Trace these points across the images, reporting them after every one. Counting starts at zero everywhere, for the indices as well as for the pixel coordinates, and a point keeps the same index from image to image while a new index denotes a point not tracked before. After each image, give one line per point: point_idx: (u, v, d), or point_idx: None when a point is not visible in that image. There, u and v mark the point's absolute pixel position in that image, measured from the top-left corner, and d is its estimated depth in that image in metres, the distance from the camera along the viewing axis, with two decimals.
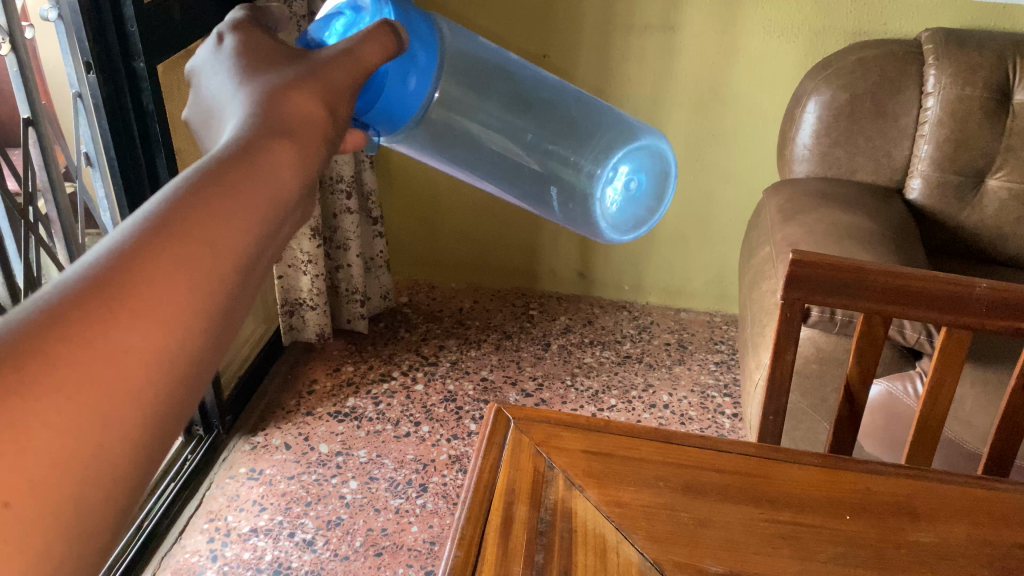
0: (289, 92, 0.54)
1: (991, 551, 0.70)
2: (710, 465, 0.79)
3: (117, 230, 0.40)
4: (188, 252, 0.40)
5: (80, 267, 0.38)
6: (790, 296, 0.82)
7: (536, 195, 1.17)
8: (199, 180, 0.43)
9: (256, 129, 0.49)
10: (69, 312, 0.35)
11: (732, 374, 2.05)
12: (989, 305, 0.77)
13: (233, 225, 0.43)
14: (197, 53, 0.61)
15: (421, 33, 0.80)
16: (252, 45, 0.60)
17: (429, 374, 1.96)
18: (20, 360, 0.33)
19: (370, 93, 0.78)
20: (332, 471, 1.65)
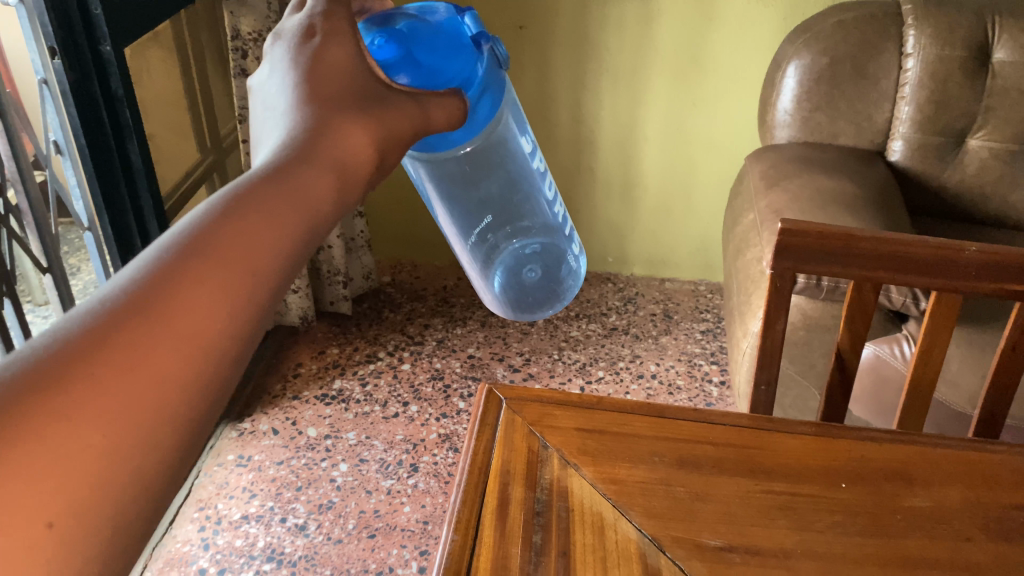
0: (345, 121, 0.59)
1: (985, 512, 0.71)
2: (704, 438, 0.78)
3: (157, 249, 0.45)
4: (218, 268, 0.45)
5: (124, 281, 0.43)
6: (781, 267, 0.81)
7: (468, 210, 1.23)
8: (227, 206, 0.49)
9: (287, 150, 0.54)
10: (117, 325, 0.40)
11: (719, 342, 2.05)
12: (978, 268, 0.77)
13: (258, 241, 0.48)
14: (291, 31, 0.64)
15: (474, 119, 0.85)
16: (330, 54, 0.62)
17: (415, 354, 1.95)
18: (64, 369, 0.37)
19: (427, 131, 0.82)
20: (321, 454, 1.64)
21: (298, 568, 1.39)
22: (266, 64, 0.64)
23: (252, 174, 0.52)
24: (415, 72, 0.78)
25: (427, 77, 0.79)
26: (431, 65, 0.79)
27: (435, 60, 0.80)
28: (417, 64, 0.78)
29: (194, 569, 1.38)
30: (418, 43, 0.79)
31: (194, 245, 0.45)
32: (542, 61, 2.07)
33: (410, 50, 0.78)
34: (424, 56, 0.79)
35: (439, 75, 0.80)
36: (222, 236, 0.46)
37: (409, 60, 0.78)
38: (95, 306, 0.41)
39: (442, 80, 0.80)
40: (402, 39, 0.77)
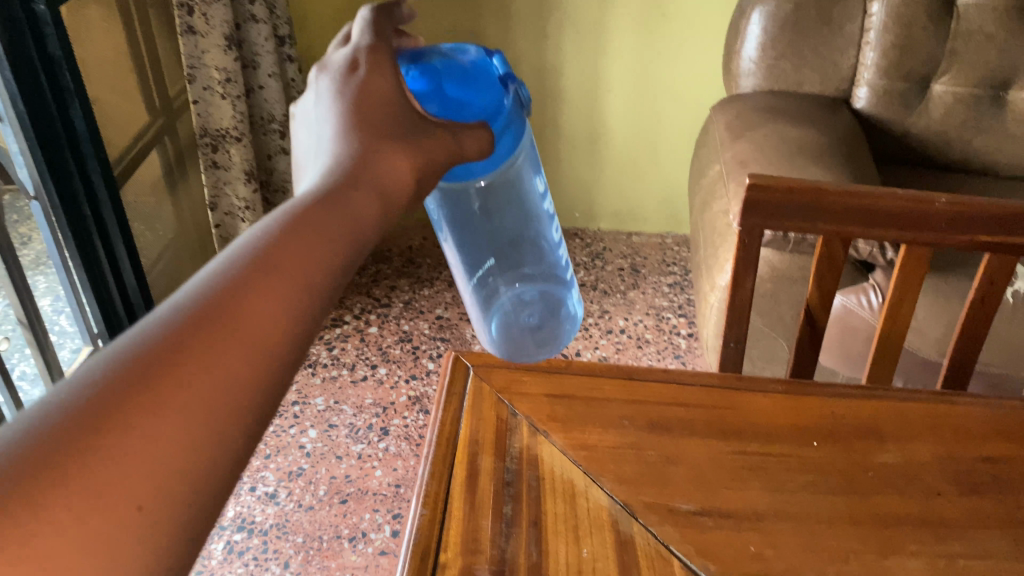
0: (385, 157, 0.56)
1: (954, 465, 0.71)
2: (674, 400, 0.77)
3: (210, 273, 0.44)
4: (267, 292, 0.44)
5: (180, 302, 0.42)
6: (748, 224, 0.79)
7: (474, 242, 1.01)
8: (280, 228, 0.48)
9: (334, 179, 0.52)
10: (175, 346, 0.39)
11: (687, 295, 2.05)
12: (948, 220, 0.76)
13: (310, 263, 0.47)
14: (330, 67, 0.60)
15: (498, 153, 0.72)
16: (373, 89, 0.59)
17: (382, 316, 1.92)
18: (126, 382, 0.36)
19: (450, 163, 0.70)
20: (289, 421, 1.62)
21: (269, 536, 1.38)
22: (311, 97, 0.62)
23: (299, 198, 0.51)
24: (442, 101, 0.69)
25: (455, 109, 0.70)
26: (461, 96, 0.70)
27: (467, 92, 0.70)
28: (444, 95, 0.69)
29: None
30: (452, 75, 0.69)
31: (245, 274, 0.44)
32: (502, 12, 2.01)
33: (441, 79, 0.69)
34: (458, 96, 0.70)
35: (468, 106, 0.70)
36: (272, 265, 0.45)
37: (436, 90, 0.69)
38: (147, 334, 0.39)
39: (472, 112, 0.70)
40: (438, 75, 0.69)
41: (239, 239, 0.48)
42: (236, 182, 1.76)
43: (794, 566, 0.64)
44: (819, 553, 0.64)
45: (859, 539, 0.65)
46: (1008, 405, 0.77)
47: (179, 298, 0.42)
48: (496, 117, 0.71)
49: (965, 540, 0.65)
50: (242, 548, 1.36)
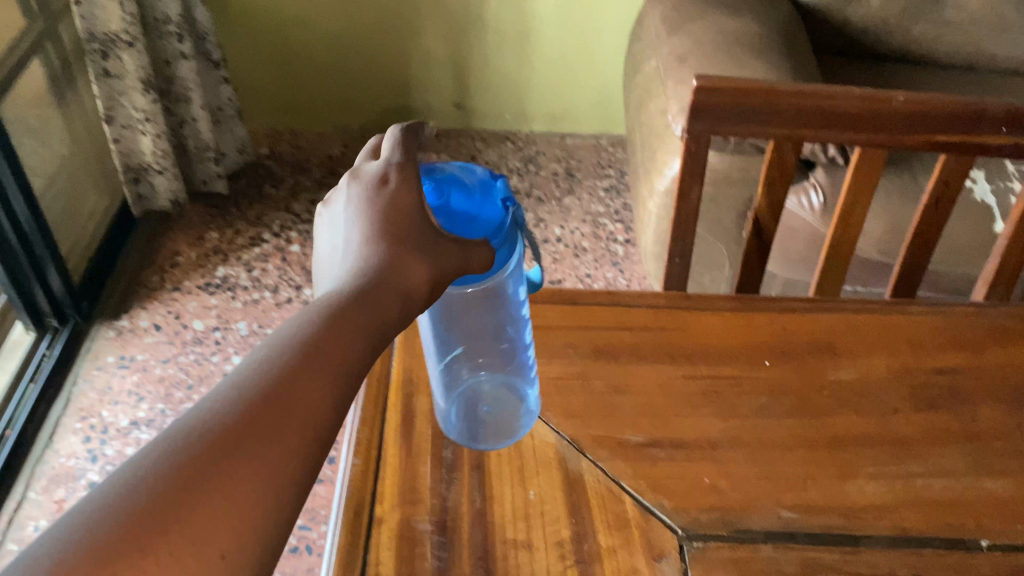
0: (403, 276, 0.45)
1: (910, 380, 0.69)
2: (620, 323, 0.73)
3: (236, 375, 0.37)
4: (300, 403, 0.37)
5: (203, 415, 0.35)
6: (695, 129, 0.73)
7: (440, 339, 0.64)
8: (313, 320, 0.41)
9: (358, 282, 0.43)
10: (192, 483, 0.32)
11: (623, 200, 2.00)
12: (905, 119, 0.71)
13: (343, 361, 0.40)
14: (355, 186, 0.48)
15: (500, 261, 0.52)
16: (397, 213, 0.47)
17: (304, 233, 1.83)
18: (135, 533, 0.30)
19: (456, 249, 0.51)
20: (211, 349, 1.53)
21: None
22: (335, 207, 0.50)
23: (331, 294, 0.43)
24: (449, 216, 0.51)
25: (463, 225, 0.51)
26: (473, 210, 0.51)
27: (481, 205, 0.51)
28: (453, 209, 0.51)
29: (84, 484, 1.29)
30: (465, 186, 0.51)
31: (274, 395, 0.37)
32: None
33: (451, 189, 0.50)
34: (462, 220, 0.51)
35: (479, 220, 0.51)
36: (302, 385, 0.38)
37: (444, 204, 0.50)
38: (151, 481, 0.32)
39: (481, 228, 0.51)
40: (450, 191, 0.50)
41: (265, 339, 0.40)
42: (132, 92, 1.56)
43: (752, 496, 0.61)
44: (776, 481, 0.62)
45: (817, 464, 0.63)
46: (961, 311, 0.75)
47: (200, 409, 0.36)
48: (502, 236, 0.52)
49: (923, 459, 0.63)
50: None
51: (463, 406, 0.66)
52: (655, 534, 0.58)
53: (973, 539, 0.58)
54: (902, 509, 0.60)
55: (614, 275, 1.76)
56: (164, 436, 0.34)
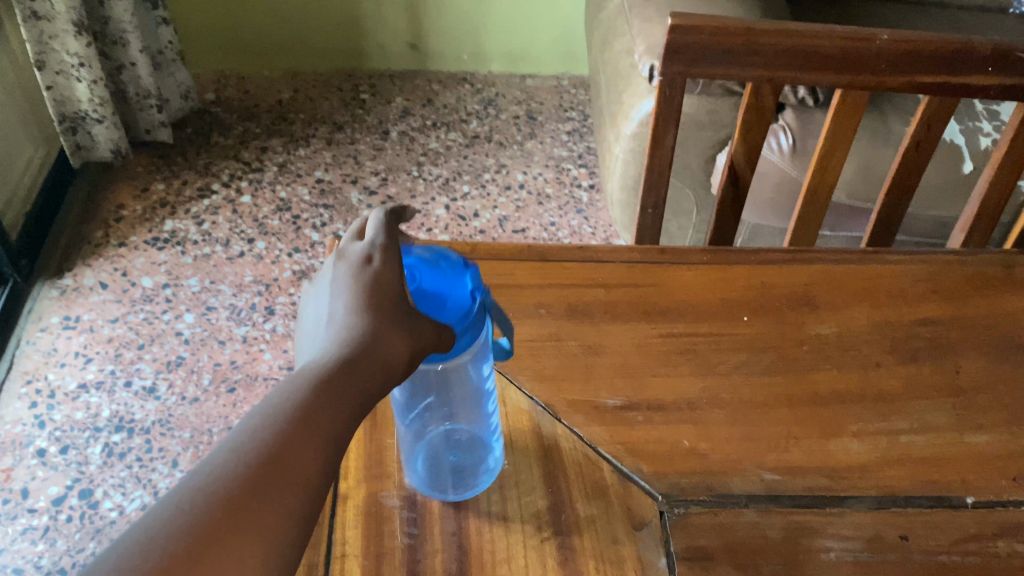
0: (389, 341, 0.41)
1: (892, 333, 0.67)
2: (593, 280, 0.69)
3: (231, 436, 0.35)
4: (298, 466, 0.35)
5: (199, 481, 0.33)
6: (670, 72, 0.69)
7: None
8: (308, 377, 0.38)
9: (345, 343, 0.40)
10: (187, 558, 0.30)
11: (586, 144, 1.95)
12: (889, 58, 0.67)
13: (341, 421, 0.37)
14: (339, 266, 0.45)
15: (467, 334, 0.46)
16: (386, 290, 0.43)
17: (255, 183, 1.76)
18: None
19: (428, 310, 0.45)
20: (161, 307, 1.47)
21: (152, 434, 1.27)
22: (316, 291, 0.46)
23: (321, 356, 0.40)
24: (418, 299, 0.46)
25: (431, 309, 0.46)
26: (442, 291, 0.45)
27: (448, 287, 0.45)
28: (423, 290, 0.46)
29: (32, 452, 1.23)
30: (435, 267, 0.45)
31: (268, 459, 0.34)
32: None
33: (421, 270, 0.46)
34: (433, 303, 0.45)
35: (446, 302, 0.45)
36: (299, 456, 0.35)
37: (413, 287, 0.46)
38: (141, 561, 0.29)
39: (447, 313, 0.45)
40: (421, 272, 0.46)
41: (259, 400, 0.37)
42: (64, 35, 1.46)
43: (734, 458, 0.58)
44: (757, 442, 0.59)
45: (799, 423, 0.61)
46: (942, 259, 0.73)
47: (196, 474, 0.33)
48: (469, 323, 0.45)
49: (907, 414, 0.61)
50: (122, 450, 1.24)
51: (438, 447, 0.57)
52: (635, 501, 0.56)
53: (958, 497, 0.57)
54: (886, 468, 0.58)
55: (578, 223, 1.72)
56: (153, 511, 0.31)
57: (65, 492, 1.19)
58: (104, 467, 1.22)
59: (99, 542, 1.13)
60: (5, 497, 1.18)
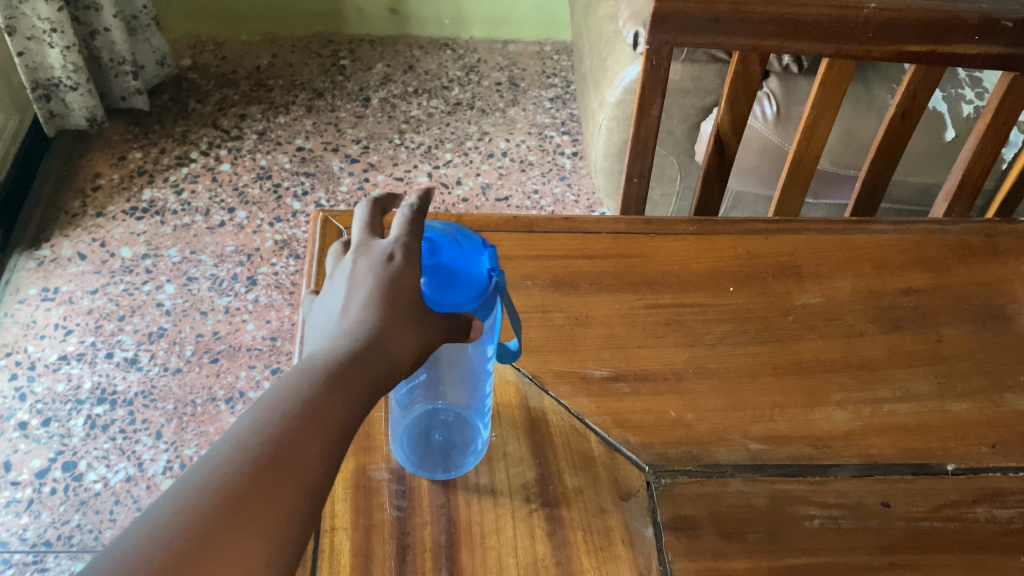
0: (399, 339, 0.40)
1: (876, 302, 0.67)
2: (578, 251, 0.69)
3: (237, 430, 0.35)
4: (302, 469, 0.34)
5: (203, 482, 0.32)
6: (657, 41, 0.68)
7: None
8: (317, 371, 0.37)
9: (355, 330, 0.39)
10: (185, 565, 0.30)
11: (569, 110, 1.94)
12: (876, 28, 0.67)
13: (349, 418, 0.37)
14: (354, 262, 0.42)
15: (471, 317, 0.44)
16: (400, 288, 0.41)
17: (234, 151, 1.73)
18: None
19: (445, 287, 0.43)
20: (141, 278, 1.45)
21: (135, 406, 1.26)
22: (328, 286, 0.42)
23: (329, 344, 0.39)
24: (434, 273, 0.43)
25: (446, 284, 0.43)
26: (461, 265, 0.43)
27: (470, 261, 0.43)
28: (440, 265, 0.43)
29: (13, 425, 1.23)
30: (457, 242, 0.44)
31: (270, 462, 0.34)
32: None
33: (442, 243, 0.43)
34: (446, 285, 0.43)
35: (464, 278, 0.43)
36: (298, 457, 0.34)
37: (432, 260, 0.43)
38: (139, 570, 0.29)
39: (464, 290, 0.43)
40: (441, 248, 0.43)
41: (269, 388, 0.37)
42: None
43: (719, 429, 0.59)
44: (741, 412, 0.60)
45: (783, 393, 0.61)
46: (925, 228, 0.73)
47: (199, 472, 0.33)
48: (481, 301, 0.44)
49: (890, 383, 0.62)
50: (105, 422, 1.24)
51: (414, 428, 0.57)
52: (622, 472, 0.56)
53: (939, 464, 0.58)
54: (869, 436, 0.59)
55: (562, 190, 1.71)
56: (153, 510, 0.31)
57: (48, 464, 1.18)
58: (87, 439, 1.21)
59: (85, 514, 1.13)
60: None
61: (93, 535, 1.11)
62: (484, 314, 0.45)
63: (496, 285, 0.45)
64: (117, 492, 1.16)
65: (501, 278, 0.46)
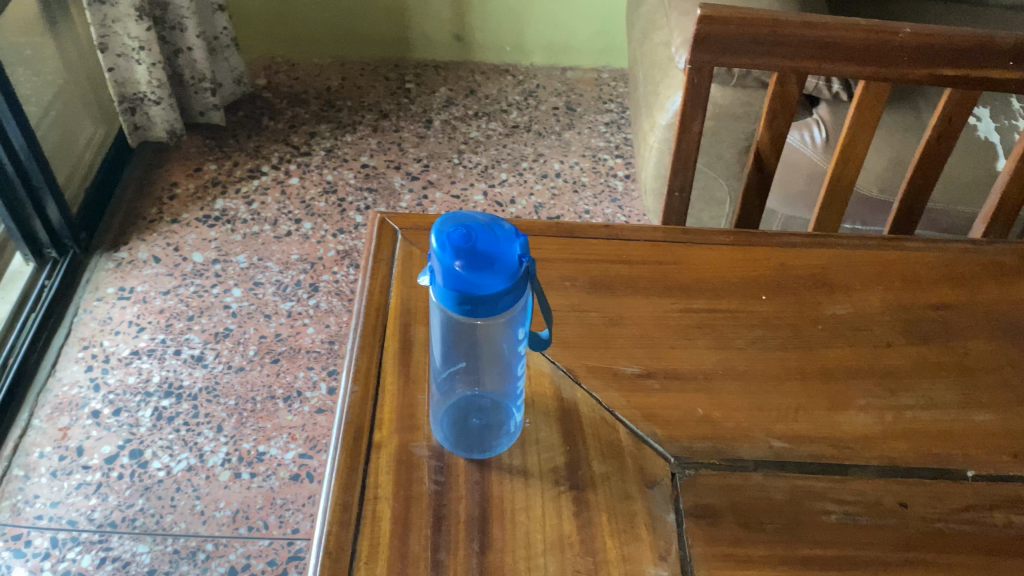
0: None
1: (905, 315, 0.69)
2: (617, 257, 0.73)
3: None
4: None
5: None
6: (698, 60, 0.72)
7: (449, 335, 0.61)
8: None
9: None
10: None
11: (623, 135, 1.98)
12: (911, 51, 0.70)
13: None
14: None
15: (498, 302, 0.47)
16: None
17: (303, 166, 1.82)
18: None
19: (480, 270, 0.46)
20: (211, 281, 1.53)
21: (199, 400, 1.33)
22: None
23: None
24: (471, 257, 0.46)
25: (482, 267, 0.46)
26: (495, 251, 0.47)
27: (502, 247, 0.47)
28: (475, 250, 0.46)
29: (87, 413, 1.31)
30: (491, 231, 0.47)
31: None
32: None
33: (478, 231, 0.47)
34: (483, 269, 0.46)
35: (498, 262, 0.46)
36: None
37: (468, 245, 0.46)
38: None
39: (498, 272, 0.46)
40: (477, 237, 0.47)
41: None
42: (126, 19, 1.53)
43: (744, 426, 0.62)
44: (766, 412, 0.63)
45: (808, 396, 0.64)
46: (958, 247, 0.75)
47: None
48: (513, 284, 0.47)
49: (913, 391, 0.64)
50: (171, 414, 1.31)
51: (453, 410, 0.61)
52: (648, 461, 0.59)
53: (958, 470, 0.59)
54: (890, 440, 0.61)
55: (613, 211, 1.75)
56: None
57: (117, 451, 1.26)
58: (154, 429, 1.29)
59: (148, 499, 1.20)
60: (61, 454, 1.25)
61: (154, 519, 1.17)
62: (515, 298, 0.48)
63: (526, 271, 0.48)
64: (178, 479, 1.22)
65: (531, 266, 0.49)
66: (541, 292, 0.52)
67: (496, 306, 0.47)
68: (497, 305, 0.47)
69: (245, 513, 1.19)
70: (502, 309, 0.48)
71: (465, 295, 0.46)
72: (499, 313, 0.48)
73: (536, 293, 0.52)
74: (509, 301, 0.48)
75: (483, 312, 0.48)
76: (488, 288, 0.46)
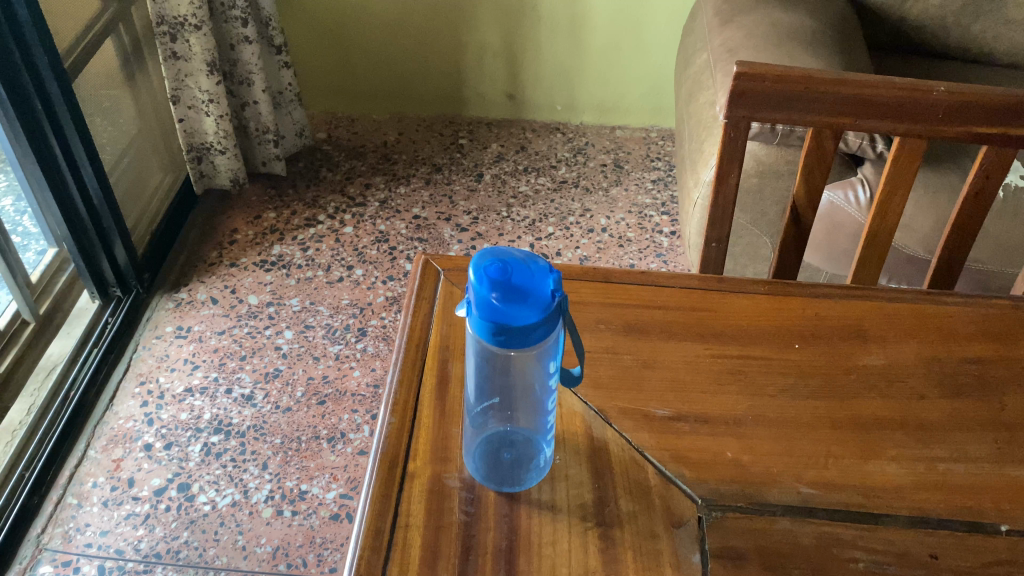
0: None
1: (939, 368, 0.69)
2: (652, 303, 0.75)
3: None
4: None
5: None
6: (735, 115, 0.74)
7: (483, 371, 0.63)
8: None
9: None
10: None
11: (670, 192, 2.00)
12: (945, 109, 0.71)
13: None
14: None
15: (531, 336, 0.49)
16: None
17: (357, 216, 1.88)
18: None
19: (514, 304, 0.48)
20: (264, 323, 1.58)
21: (247, 438, 1.37)
22: None
23: None
24: (506, 290, 0.49)
25: (516, 300, 0.49)
26: (528, 285, 0.49)
27: (536, 281, 0.49)
28: (511, 283, 0.49)
29: (140, 446, 1.35)
30: (526, 267, 0.50)
31: None
32: None
33: (514, 265, 0.49)
34: (518, 302, 0.48)
35: (531, 296, 0.49)
36: None
37: (504, 278, 0.49)
38: None
39: (531, 305, 0.49)
40: (512, 271, 0.49)
41: None
42: (198, 74, 1.63)
43: (774, 471, 0.62)
44: (796, 458, 0.63)
45: (839, 444, 0.64)
46: (996, 304, 0.75)
47: None
48: (545, 316, 0.49)
49: (947, 443, 0.64)
50: (219, 450, 1.35)
51: (486, 445, 0.62)
52: (676, 502, 0.60)
53: (992, 524, 0.59)
54: (922, 490, 0.61)
55: (658, 266, 1.77)
56: None
57: (166, 483, 1.29)
58: (202, 464, 1.32)
59: (193, 532, 1.23)
60: (113, 484, 1.29)
61: (198, 552, 1.20)
62: (547, 331, 0.50)
63: (558, 306, 0.51)
64: (223, 514, 1.25)
65: (564, 301, 0.51)
66: (574, 329, 0.54)
67: (528, 338, 0.49)
68: (530, 337, 0.49)
69: (284, 550, 1.21)
70: (535, 342, 0.50)
71: (499, 326, 0.49)
72: (531, 345, 0.50)
73: (569, 329, 0.54)
74: (541, 334, 0.50)
75: (516, 343, 0.50)
76: (521, 320, 0.49)
